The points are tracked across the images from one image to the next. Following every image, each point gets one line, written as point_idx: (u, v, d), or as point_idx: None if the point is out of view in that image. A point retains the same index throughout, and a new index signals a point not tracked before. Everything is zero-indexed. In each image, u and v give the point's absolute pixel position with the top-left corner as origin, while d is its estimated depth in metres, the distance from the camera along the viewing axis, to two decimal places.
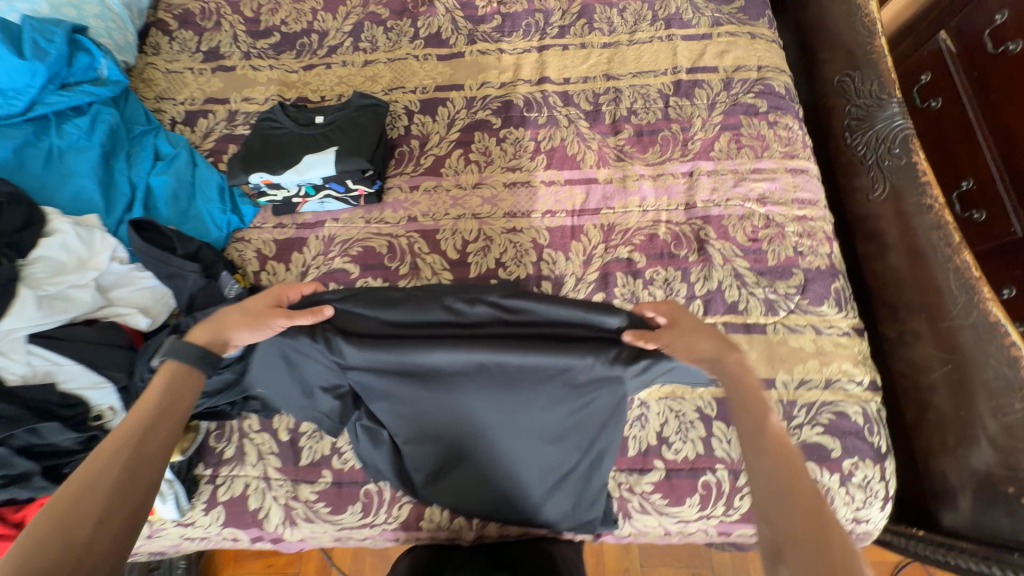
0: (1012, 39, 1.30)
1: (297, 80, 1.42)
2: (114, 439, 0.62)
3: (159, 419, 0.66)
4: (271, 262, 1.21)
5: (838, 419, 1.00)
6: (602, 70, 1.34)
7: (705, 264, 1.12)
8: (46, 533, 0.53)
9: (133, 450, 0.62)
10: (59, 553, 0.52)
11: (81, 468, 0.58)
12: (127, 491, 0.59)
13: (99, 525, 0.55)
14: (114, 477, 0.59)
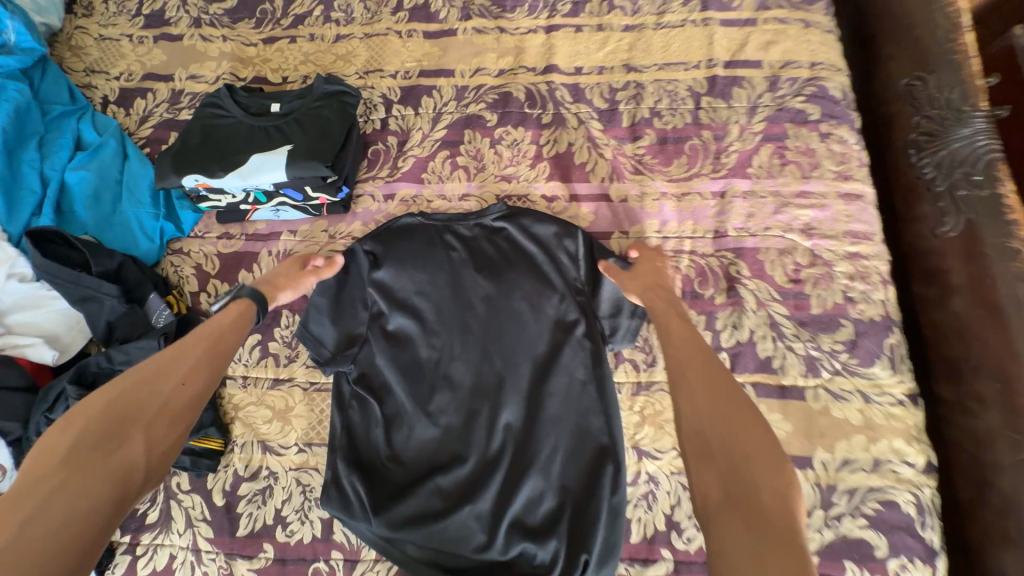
0: None
1: (254, 55, 1.18)
2: (196, 334, 0.74)
3: (203, 368, 0.71)
4: (213, 282, 1.01)
5: (885, 511, 0.82)
6: (621, 59, 1.10)
7: (734, 309, 0.93)
8: (132, 387, 0.64)
9: (211, 345, 0.73)
10: (137, 406, 0.63)
11: (169, 349, 0.71)
12: (199, 373, 0.70)
13: (177, 393, 0.67)
14: (190, 361, 0.70)
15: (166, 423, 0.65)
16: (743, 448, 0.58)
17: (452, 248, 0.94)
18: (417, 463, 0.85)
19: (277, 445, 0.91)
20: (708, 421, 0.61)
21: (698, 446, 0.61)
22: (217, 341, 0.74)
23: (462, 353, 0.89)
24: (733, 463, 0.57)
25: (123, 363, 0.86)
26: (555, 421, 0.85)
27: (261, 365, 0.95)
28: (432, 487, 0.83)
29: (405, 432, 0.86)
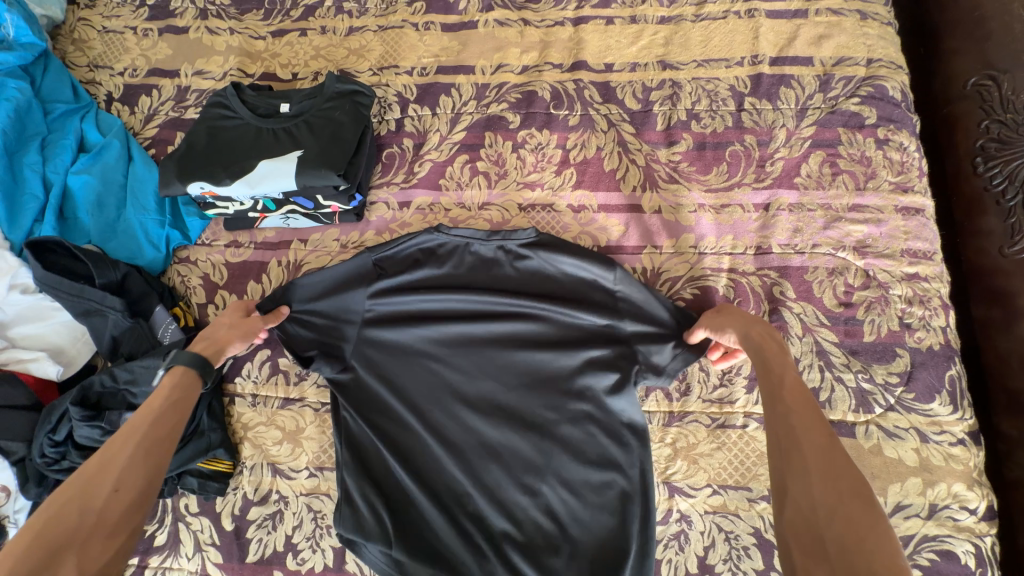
0: None
1: (263, 49, 1.12)
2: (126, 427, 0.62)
3: (156, 443, 0.62)
4: (221, 293, 0.96)
5: (941, 561, 0.76)
6: (656, 55, 1.01)
7: (778, 334, 0.85)
8: (54, 513, 0.53)
9: (144, 439, 0.61)
10: (67, 527, 0.52)
11: (98, 451, 0.59)
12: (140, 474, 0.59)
13: (114, 499, 0.55)
14: (126, 459, 0.59)
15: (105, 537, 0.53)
16: (873, 550, 0.43)
17: (475, 260, 0.88)
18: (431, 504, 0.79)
19: (287, 468, 0.87)
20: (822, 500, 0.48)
21: (804, 524, 0.47)
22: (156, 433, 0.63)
23: (479, 382, 0.83)
24: (854, 560, 0.43)
25: (127, 383, 0.82)
26: (579, 459, 0.79)
27: (270, 383, 0.91)
28: (446, 528, 0.78)
29: (419, 467, 0.81)
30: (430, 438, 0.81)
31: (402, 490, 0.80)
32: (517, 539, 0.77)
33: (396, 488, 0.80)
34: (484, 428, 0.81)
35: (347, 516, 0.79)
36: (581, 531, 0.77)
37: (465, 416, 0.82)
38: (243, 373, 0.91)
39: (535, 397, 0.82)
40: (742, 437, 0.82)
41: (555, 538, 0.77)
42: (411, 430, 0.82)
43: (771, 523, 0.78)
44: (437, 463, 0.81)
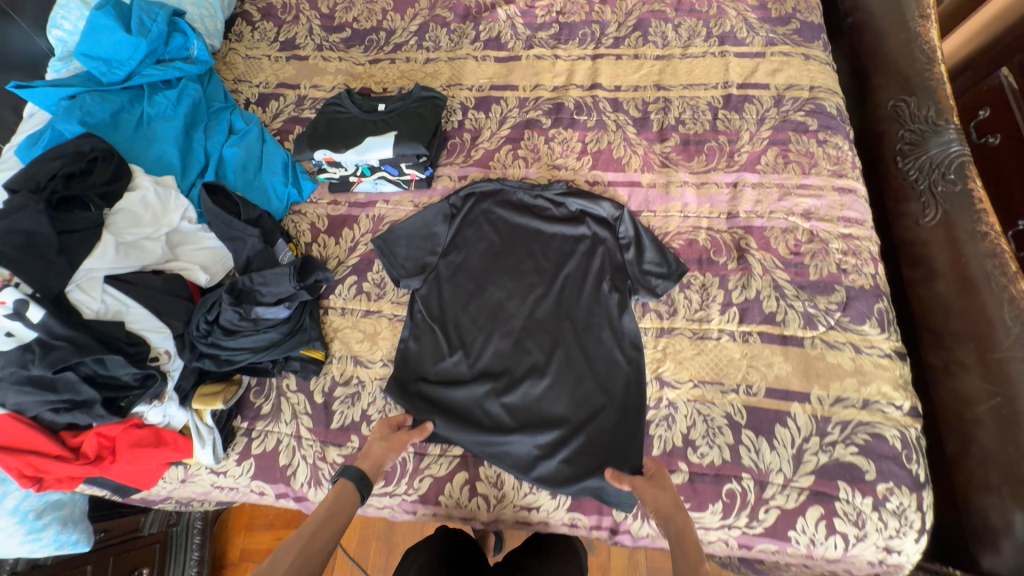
0: (991, 132, 1.40)
1: (362, 71, 1.52)
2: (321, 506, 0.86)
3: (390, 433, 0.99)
4: (323, 235, 1.28)
5: (874, 441, 0.97)
6: (653, 80, 1.38)
7: (743, 273, 1.13)
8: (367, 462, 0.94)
9: (325, 518, 0.83)
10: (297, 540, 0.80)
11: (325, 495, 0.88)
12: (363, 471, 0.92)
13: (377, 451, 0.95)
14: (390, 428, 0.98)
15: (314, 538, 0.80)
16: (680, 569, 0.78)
17: (522, 219, 1.24)
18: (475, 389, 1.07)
19: (366, 359, 1.14)
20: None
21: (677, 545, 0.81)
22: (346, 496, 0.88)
23: (516, 304, 1.16)
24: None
25: (260, 284, 1.10)
26: (586, 360, 1.08)
27: (357, 299, 1.20)
28: (483, 406, 1.06)
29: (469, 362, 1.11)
30: (479, 339, 1.13)
31: (456, 377, 1.10)
32: (538, 417, 1.04)
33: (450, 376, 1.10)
34: (518, 335, 1.12)
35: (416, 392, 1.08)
36: (587, 410, 1.04)
37: (504, 326, 1.13)
38: (335, 291, 1.22)
39: (556, 314, 1.13)
40: (717, 346, 1.07)
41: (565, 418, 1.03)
42: (464, 334, 1.13)
43: (739, 409, 1.01)
44: (482, 359, 1.11)
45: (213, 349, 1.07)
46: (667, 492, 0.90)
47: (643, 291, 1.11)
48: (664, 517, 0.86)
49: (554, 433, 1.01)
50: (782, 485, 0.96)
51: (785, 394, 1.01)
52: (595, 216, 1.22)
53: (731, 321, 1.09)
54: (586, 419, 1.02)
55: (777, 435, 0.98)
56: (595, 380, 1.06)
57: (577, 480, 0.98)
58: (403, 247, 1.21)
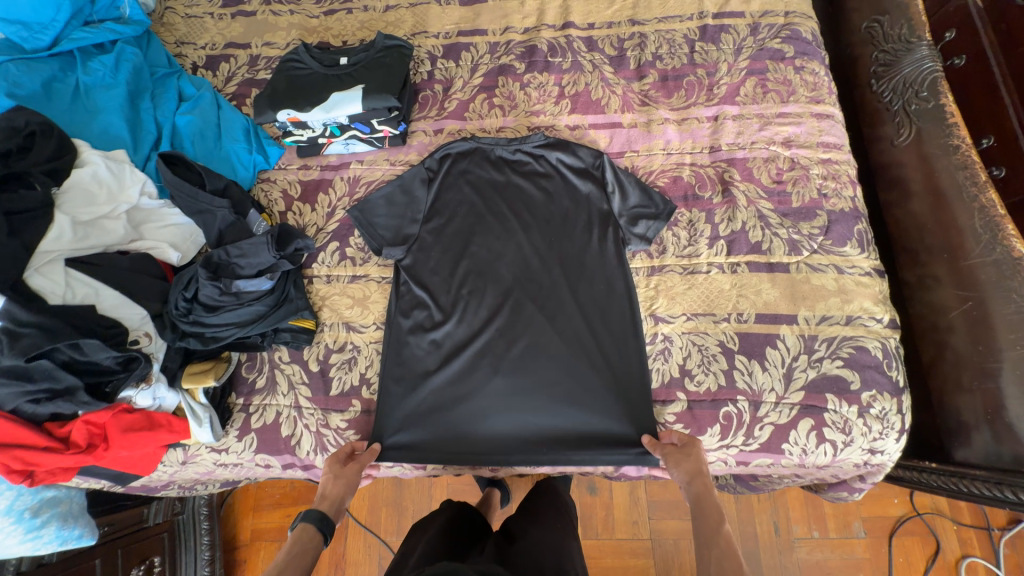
0: None
1: (318, 25, 1.42)
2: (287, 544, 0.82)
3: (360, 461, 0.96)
4: (297, 203, 1.22)
5: (858, 354, 1.02)
6: (627, 15, 1.33)
7: (728, 206, 1.13)
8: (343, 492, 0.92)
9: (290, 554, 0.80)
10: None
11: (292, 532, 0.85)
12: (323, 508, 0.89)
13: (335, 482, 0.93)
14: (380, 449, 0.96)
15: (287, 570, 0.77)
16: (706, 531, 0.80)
17: (502, 175, 1.20)
18: (473, 353, 1.07)
19: (359, 324, 1.11)
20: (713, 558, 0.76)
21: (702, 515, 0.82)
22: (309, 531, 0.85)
23: (505, 262, 1.13)
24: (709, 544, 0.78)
25: (237, 257, 1.06)
26: (581, 312, 1.08)
27: (341, 265, 1.16)
28: (483, 370, 1.06)
29: (463, 326, 1.09)
30: (469, 301, 1.11)
31: (452, 343, 1.09)
32: (537, 371, 1.05)
33: (443, 341, 1.09)
34: (511, 295, 1.11)
35: (413, 358, 1.08)
36: (585, 359, 1.05)
37: (495, 286, 1.12)
38: (318, 259, 1.17)
39: (545, 267, 1.12)
40: (707, 279, 1.08)
41: (565, 370, 1.04)
42: (455, 299, 1.11)
43: (732, 336, 1.04)
44: (476, 322, 1.10)
45: (196, 328, 1.03)
46: (693, 457, 0.91)
47: (634, 236, 1.11)
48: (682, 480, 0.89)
49: (556, 384, 1.04)
50: (775, 403, 1.00)
51: (774, 319, 1.04)
52: (577, 163, 1.19)
53: (720, 254, 1.10)
54: (585, 367, 1.04)
55: (768, 357, 1.02)
56: (591, 331, 1.07)
57: (582, 424, 1.02)
58: (383, 218, 1.17)
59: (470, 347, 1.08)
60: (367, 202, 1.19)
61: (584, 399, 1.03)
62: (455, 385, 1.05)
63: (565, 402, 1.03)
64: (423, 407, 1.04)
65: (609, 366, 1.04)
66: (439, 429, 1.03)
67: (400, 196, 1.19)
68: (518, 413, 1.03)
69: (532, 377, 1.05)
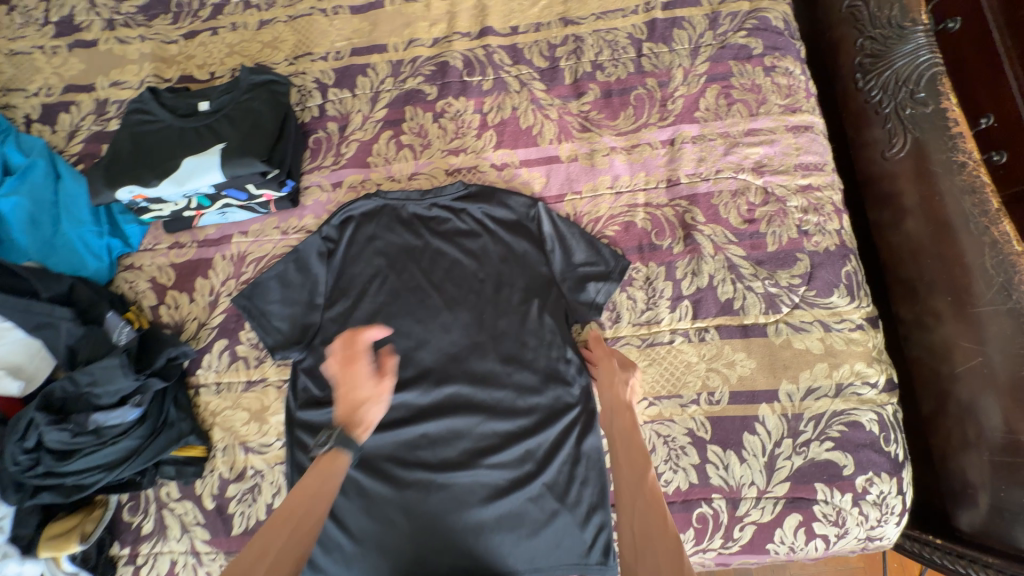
0: None
1: (177, 53, 1.14)
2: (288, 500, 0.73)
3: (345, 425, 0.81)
4: (171, 293, 0.99)
5: (850, 431, 0.86)
6: (557, 13, 1.08)
7: (692, 256, 0.94)
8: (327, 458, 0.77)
9: (296, 526, 0.70)
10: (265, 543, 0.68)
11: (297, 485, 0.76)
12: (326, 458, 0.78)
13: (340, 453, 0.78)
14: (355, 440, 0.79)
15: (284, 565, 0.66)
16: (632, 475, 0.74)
17: (418, 239, 0.98)
18: (401, 466, 0.89)
19: (258, 444, 0.92)
20: (631, 522, 0.70)
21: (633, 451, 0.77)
22: (334, 459, 0.78)
23: (428, 349, 0.93)
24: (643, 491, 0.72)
25: (88, 384, 0.84)
26: (525, 404, 0.90)
27: (232, 369, 0.96)
28: (414, 486, 0.87)
29: (385, 434, 0.90)
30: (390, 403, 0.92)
31: (373, 456, 0.89)
32: (479, 480, 0.87)
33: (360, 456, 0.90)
34: (441, 389, 0.92)
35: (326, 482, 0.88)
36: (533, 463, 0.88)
37: (420, 382, 0.92)
38: (204, 364, 0.96)
39: (478, 353, 0.93)
40: (670, 352, 0.91)
41: (511, 477, 0.87)
42: None
43: (702, 422, 0.87)
44: (399, 427, 0.90)
45: (47, 480, 0.83)
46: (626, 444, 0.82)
47: (585, 302, 0.91)
48: (609, 419, 0.83)
49: (501, 494, 0.87)
50: (757, 498, 0.85)
51: (751, 397, 0.87)
52: (508, 216, 0.98)
53: (684, 318, 0.92)
54: (534, 473, 0.87)
55: (745, 445, 0.86)
56: (539, 426, 0.89)
57: (536, 539, 0.85)
58: (278, 305, 0.96)
59: (396, 459, 0.89)
60: (255, 287, 0.96)
61: (536, 509, 0.86)
62: (380, 508, 0.87)
63: (515, 514, 0.86)
64: (343, 541, 0.86)
65: (560, 472, 0.87)
66: (366, 564, 0.84)
67: (296, 276, 0.97)
68: (459, 533, 0.85)
69: (473, 490, 0.87)
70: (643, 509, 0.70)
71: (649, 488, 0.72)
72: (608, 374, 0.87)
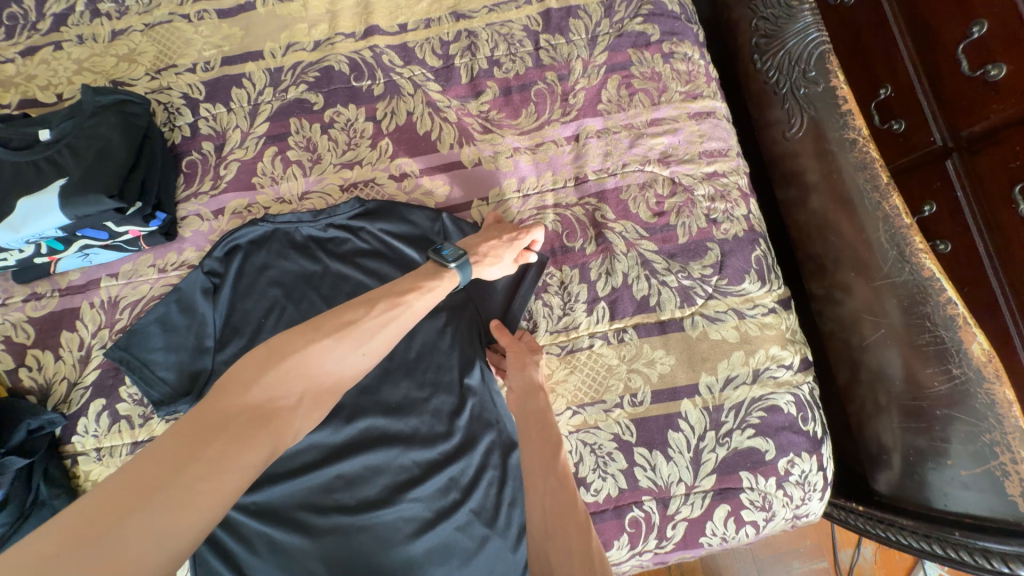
0: None
1: (14, 73, 0.98)
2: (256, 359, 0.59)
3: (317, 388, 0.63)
4: (31, 353, 0.87)
5: (770, 416, 0.87)
6: (447, 7, 1.01)
7: (605, 256, 0.91)
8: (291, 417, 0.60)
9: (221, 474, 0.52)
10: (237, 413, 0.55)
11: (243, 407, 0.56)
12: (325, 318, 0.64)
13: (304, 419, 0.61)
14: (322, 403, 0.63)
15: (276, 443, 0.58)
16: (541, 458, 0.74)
17: (316, 265, 0.90)
18: (317, 513, 0.82)
19: None
20: (540, 497, 0.70)
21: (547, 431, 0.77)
22: (436, 270, 0.76)
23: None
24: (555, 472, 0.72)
25: None
26: (446, 430, 0.85)
27: (113, 431, 0.85)
28: (332, 533, 0.81)
29: (296, 483, 0.83)
30: (301, 448, 0.84)
31: (287, 507, 0.82)
32: (402, 516, 0.82)
33: (271, 508, 0.82)
34: (354, 425, 0.85)
35: (235, 544, 0.80)
36: (460, 492, 0.83)
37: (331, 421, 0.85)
38: (79, 429, 0.85)
39: (393, 381, 0.87)
40: (591, 356, 0.88)
41: (437, 509, 0.82)
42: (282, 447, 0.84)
43: (627, 426, 0.85)
44: (311, 471, 0.83)
45: None
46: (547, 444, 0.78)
47: (506, 317, 0.90)
48: (525, 396, 0.81)
49: (427, 527, 0.81)
50: (685, 495, 0.85)
51: (672, 394, 0.86)
52: (416, 231, 0.91)
53: (602, 321, 0.89)
54: (461, 501, 0.83)
55: (670, 443, 0.85)
56: (462, 452, 0.85)
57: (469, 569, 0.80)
58: (159, 353, 0.85)
59: (311, 505, 0.82)
60: (131, 336, 0.86)
61: (467, 538, 0.82)
62: (296, 561, 0.80)
63: (444, 546, 0.81)
64: None
65: (487, 496, 0.84)
66: None
67: (180, 319, 0.87)
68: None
69: (397, 527, 0.81)
70: (553, 487, 0.70)
71: (560, 470, 0.72)
72: (517, 359, 0.83)
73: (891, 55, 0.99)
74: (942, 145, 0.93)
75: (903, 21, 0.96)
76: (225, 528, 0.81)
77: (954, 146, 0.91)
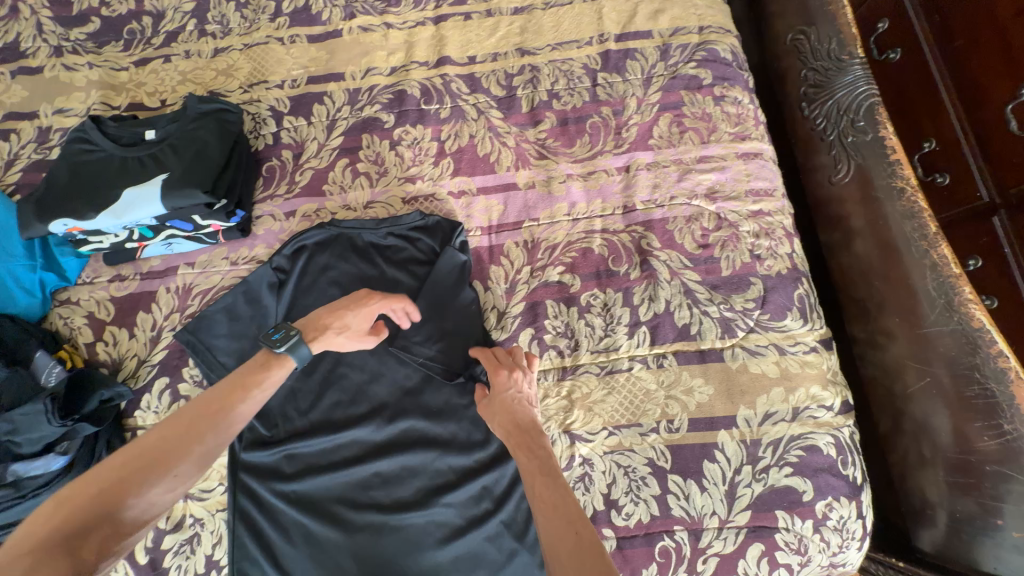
0: (889, 47, 1.11)
1: (127, 80, 1.11)
2: (123, 454, 0.59)
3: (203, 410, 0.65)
4: (109, 329, 0.94)
5: (808, 456, 0.86)
6: (514, 44, 1.10)
7: (649, 282, 0.94)
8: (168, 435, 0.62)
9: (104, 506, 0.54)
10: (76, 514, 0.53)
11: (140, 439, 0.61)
12: (197, 410, 0.65)
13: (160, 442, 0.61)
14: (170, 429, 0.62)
15: (125, 535, 0.55)
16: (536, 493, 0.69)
17: (374, 269, 0.96)
18: (352, 508, 0.84)
19: (198, 490, 0.86)
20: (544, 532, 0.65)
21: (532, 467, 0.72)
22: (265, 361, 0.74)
23: (383, 383, 0.90)
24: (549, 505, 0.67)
25: (8, 433, 0.78)
26: (484, 439, 0.87)
27: (173, 409, 0.90)
28: (365, 529, 0.83)
29: (335, 476, 0.85)
30: (342, 443, 0.87)
31: (325, 498, 0.85)
32: (435, 521, 0.83)
33: (309, 499, 0.85)
34: (396, 424, 0.88)
35: (274, 530, 0.83)
36: (493, 502, 0.85)
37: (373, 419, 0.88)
38: (142, 405, 0.90)
39: (436, 386, 0.90)
40: (629, 379, 0.90)
41: (469, 516, 0.84)
42: (325, 439, 0.87)
43: (662, 451, 0.86)
44: (349, 468, 0.86)
45: None
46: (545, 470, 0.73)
47: (550, 333, 0.93)
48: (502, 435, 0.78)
49: (458, 534, 0.83)
50: (719, 528, 0.84)
51: (710, 424, 0.87)
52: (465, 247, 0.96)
53: (642, 345, 0.91)
54: (493, 511, 0.84)
55: (705, 473, 0.85)
56: (497, 462, 0.86)
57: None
58: (223, 339, 0.91)
59: (348, 500, 0.85)
60: (199, 321, 0.92)
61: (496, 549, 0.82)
62: (328, 554, 0.82)
63: (473, 554, 0.82)
64: None
65: (518, 509, 0.84)
66: None
67: (245, 309, 0.93)
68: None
69: (429, 530, 0.83)
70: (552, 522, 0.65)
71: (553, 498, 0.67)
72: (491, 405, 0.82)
73: (938, 111, 1.01)
74: (988, 201, 0.94)
75: (951, 80, 0.99)
76: (265, 515, 0.84)
77: (1002, 203, 0.92)
